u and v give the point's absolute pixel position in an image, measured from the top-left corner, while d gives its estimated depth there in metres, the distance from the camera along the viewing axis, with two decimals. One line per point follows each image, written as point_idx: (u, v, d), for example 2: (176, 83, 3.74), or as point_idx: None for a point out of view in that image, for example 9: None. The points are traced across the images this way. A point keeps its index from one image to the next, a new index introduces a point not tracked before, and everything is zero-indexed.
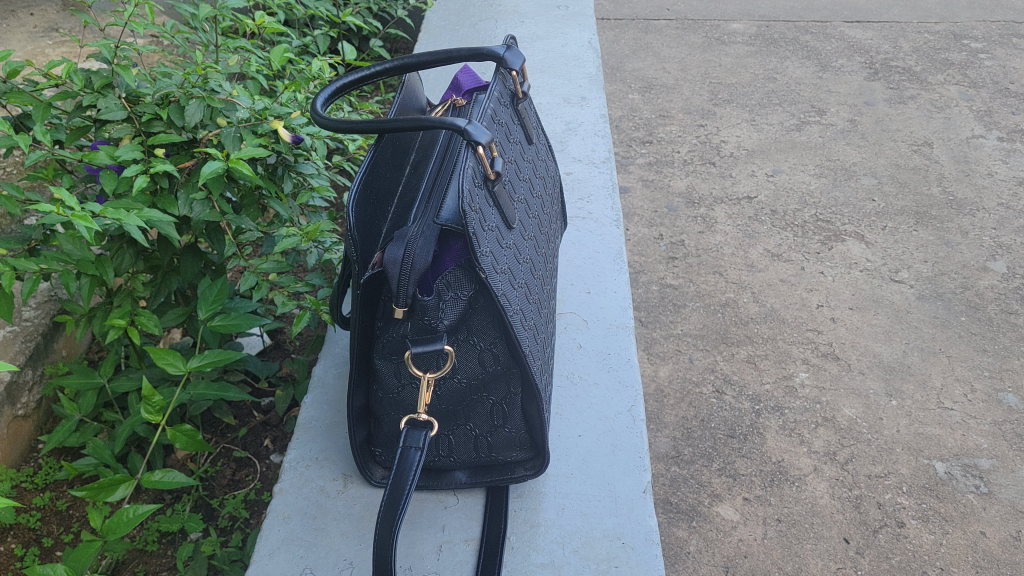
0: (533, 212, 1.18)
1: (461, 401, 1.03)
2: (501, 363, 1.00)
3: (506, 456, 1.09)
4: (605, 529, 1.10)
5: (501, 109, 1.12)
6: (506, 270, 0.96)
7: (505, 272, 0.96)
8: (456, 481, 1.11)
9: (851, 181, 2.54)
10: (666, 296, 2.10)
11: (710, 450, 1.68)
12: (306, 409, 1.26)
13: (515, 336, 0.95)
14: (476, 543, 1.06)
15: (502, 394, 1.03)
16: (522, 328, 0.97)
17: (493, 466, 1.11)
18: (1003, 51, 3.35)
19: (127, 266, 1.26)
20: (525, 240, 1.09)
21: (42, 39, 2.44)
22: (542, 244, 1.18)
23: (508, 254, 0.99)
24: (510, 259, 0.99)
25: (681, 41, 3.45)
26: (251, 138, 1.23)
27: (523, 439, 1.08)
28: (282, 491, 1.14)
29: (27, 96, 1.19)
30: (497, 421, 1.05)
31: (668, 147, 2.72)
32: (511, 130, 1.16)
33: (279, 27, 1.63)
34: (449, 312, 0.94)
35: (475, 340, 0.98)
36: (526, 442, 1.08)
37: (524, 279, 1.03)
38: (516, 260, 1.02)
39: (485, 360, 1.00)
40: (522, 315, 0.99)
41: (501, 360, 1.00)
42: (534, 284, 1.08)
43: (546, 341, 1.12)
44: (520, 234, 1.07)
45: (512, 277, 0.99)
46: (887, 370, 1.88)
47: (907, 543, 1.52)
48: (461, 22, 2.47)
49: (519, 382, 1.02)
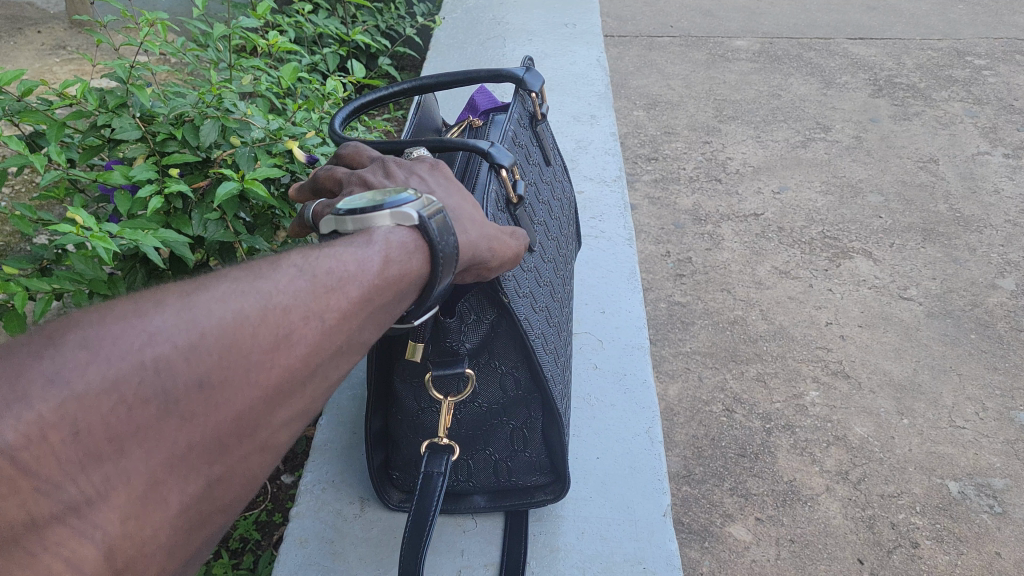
0: (552, 234, 1.17)
1: (481, 425, 1.03)
2: (523, 387, 0.99)
3: (526, 481, 1.08)
4: (626, 554, 1.08)
5: (519, 133, 1.12)
6: (526, 294, 0.96)
7: (525, 295, 0.95)
8: (474, 505, 1.10)
9: (858, 198, 2.54)
10: (674, 314, 2.10)
11: (721, 469, 1.67)
12: (321, 431, 1.26)
13: (536, 359, 0.95)
14: (496, 567, 1.05)
15: (523, 417, 1.02)
16: (543, 351, 0.96)
17: (512, 492, 1.10)
18: (1006, 68, 3.35)
19: (139, 285, 1.26)
20: (544, 263, 1.08)
21: (50, 57, 2.45)
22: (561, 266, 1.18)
23: (528, 276, 0.99)
24: (529, 282, 0.99)
25: (685, 58, 3.46)
26: (265, 157, 1.22)
27: (543, 463, 1.07)
28: (299, 514, 1.13)
29: (41, 114, 1.18)
30: (518, 445, 1.05)
31: (674, 164, 2.72)
32: (530, 151, 1.16)
33: (291, 45, 1.63)
34: (470, 335, 0.93)
35: (496, 360, 0.97)
36: (546, 466, 1.07)
37: (545, 301, 1.03)
38: (536, 283, 1.02)
39: (507, 384, 0.99)
40: (543, 337, 0.98)
41: (522, 384, 0.99)
42: (554, 306, 1.07)
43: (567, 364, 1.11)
44: (539, 256, 1.06)
45: (532, 300, 0.98)
46: (898, 389, 1.87)
47: (922, 563, 1.50)
48: (469, 40, 2.48)
49: (540, 406, 1.02)
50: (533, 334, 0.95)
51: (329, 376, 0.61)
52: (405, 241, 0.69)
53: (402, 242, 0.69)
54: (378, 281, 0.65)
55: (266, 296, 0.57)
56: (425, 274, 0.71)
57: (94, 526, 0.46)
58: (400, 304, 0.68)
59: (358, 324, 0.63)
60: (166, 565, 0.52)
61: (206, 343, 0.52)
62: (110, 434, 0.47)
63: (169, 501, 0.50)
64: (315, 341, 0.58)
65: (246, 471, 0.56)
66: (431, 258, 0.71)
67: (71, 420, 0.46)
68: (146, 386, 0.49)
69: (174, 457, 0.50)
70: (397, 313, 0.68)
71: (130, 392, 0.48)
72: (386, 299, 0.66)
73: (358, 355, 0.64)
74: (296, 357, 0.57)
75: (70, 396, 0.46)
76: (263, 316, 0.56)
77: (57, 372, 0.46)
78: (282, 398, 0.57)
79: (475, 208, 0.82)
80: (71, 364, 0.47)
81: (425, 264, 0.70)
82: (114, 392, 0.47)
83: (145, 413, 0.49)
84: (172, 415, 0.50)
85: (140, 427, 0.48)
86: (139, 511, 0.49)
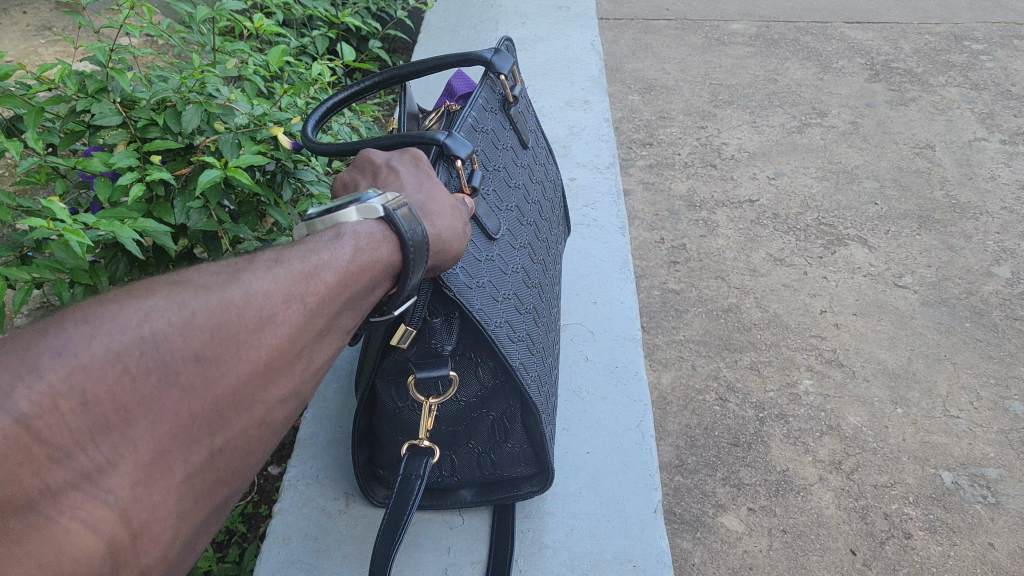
0: (527, 220, 1.14)
1: (462, 420, 1.00)
2: (497, 379, 0.96)
3: (510, 473, 1.06)
4: (615, 551, 1.07)
5: (483, 119, 1.08)
6: (487, 285, 0.93)
7: (485, 288, 0.92)
8: (460, 502, 1.08)
9: (854, 184, 2.52)
10: (668, 302, 2.08)
11: (714, 459, 1.66)
12: (306, 425, 1.24)
13: (503, 351, 0.91)
14: (482, 565, 1.04)
15: (502, 409, 1.00)
16: (511, 341, 0.93)
17: (499, 486, 1.08)
18: (1004, 53, 3.32)
19: (121, 275, 1.23)
20: (515, 249, 1.05)
21: (34, 38, 2.40)
22: (540, 251, 1.15)
23: (492, 267, 0.96)
24: (494, 273, 0.96)
25: (681, 41, 3.43)
26: (250, 144, 1.20)
27: (527, 455, 1.04)
28: (282, 510, 1.12)
29: (18, 99, 1.15)
30: (498, 437, 1.02)
31: (668, 149, 2.69)
32: (499, 138, 1.13)
33: (277, 28, 1.59)
34: (449, 336, 0.91)
35: (466, 350, 0.94)
36: (530, 457, 1.04)
37: (515, 289, 1.00)
38: (504, 272, 0.99)
39: (481, 378, 0.96)
40: (511, 328, 0.94)
41: (497, 376, 0.96)
42: (528, 293, 1.03)
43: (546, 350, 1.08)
44: (508, 244, 1.03)
45: (497, 290, 0.95)
46: (892, 377, 1.86)
47: (915, 554, 1.49)
48: (461, 23, 2.44)
49: (517, 397, 0.99)
50: (498, 324, 0.92)
51: (307, 359, 0.65)
52: (374, 232, 0.72)
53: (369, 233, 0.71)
54: (351, 269, 0.68)
55: (252, 286, 0.61)
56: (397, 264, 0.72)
57: (106, 489, 0.49)
58: (375, 289, 0.72)
59: (333, 311, 0.66)
60: (180, 528, 0.55)
61: (196, 322, 0.56)
62: (116, 403, 0.51)
63: (174, 470, 0.54)
64: (295, 329, 0.63)
65: (246, 441, 0.60)
66: (401, 248, 0.72)
67: (81, 391, 0.49)
68: (145, 360, 0.53)
69: (176, 427, 0.54)
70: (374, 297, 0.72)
71: (132, 365, 0.52)
72: (359, 287, 0.69)
73: (335, 339, 0.68)
74: (281, 336, 0.61)
75: (76, 369, 0.49)
76: (247, 302, 0.60)
77: (63, 347, 0.49)
78: (270, 375, 0.61)
79: (441, 197, 0.83)
80: (77, 339, 0.50)
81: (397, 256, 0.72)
82: (117, 364, 0.51)
83: (147, 385, 0.52)
84: (173, 388, 0.54)
85: (144, 398, 0.52)
86: (146, 476, 0.52)
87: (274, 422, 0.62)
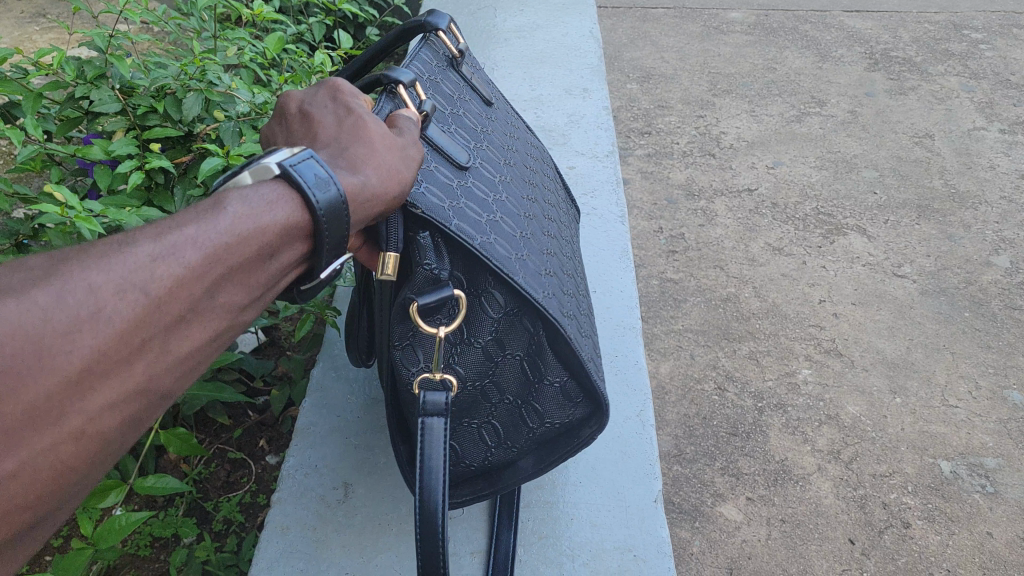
0: (510, 160, 1.00)
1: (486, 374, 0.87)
2: (509, 307, 0.83)
3: (560, 417, 0.91)
4: (616, 541, 1.06)
5: (428, 71, 0.96)
6: (467, 204, 0.79)
7: (466, 206, 0.79)
8: (525, 473, 0.94)
9: (853, 173, 2.52)
10: (666, 291, 2.07)
11: (712, 448, 1.66)
12: (305, 414, 1.24)
13: (503, 266, 0.76)
14: (482, 555, 1.04)
15: (526, 343, 0.86)
16: (511, 257, 0.79)
17: (557, 440, 0.94)
18: (1003, 42, 3.31)
19: None
20: (499, 180, 0.91)
21: (29, 25, 2.38)
22: (534, 192, 1.02)
23: (470, 192, 0.82)
24: (474, 197, 0.82)
25: (679, 29, 3.41)
26: (251, 133, 1.19)
27: (572, 389, 0.90)
28: (280, 500, 1.11)
29: (15, 85, 1.14)
30: (533, 377, 0.88)
31: (667, 138, 2.68)
32: (458, 95, 1.01)
33: (275, 14, 1.58)
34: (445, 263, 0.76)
35: (461, 286, 0.81)
36: (576, 391, 0.90)
37: (507, 214, 0.86)
38: (489, 199, 0.85)
39: (491, 311, 0.83)
40: (507, 243, 0.80)
41: (507, 303, 0.82)
42: (524, 220, 0.90)
43: (565, 280, 0.94)
44: (488, 173, 0.90)
45: (479, 209, 0.81)
46: (891, 367, 1.85)
47: (913, 544, 1.49)
48: (459, 11, 2.43)
49: (539, 321, 0.85)
50: (484, 236, 0.77)
51: (165, 348, 0.49)
52: (265, 193, 0.56)
53: (260, 193, 0.56)
54: (225, 241, 0.52)
55: (95, 260, 0.47)
56: (305, 223, 0.57)
57: None
58: (273, 261, 0.56)
59: (204, 291, 0.51)
60: None
61: None
62: None
63: None
64: (140, 319, 0.47)
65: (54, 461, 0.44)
66: (307, 207, 0.57)
67: None
68: None
69: None
70: (270, 273, 0.56)
71: None
72: (244, 259, 0.53)
73: (214, 321, 0.52)
74: (112, 329, 0.46)
75: None
76: (60, 296, 0.44)
77: None
78: (95, 376, 0.45)
79: (376, 143, 0.68)
80: None
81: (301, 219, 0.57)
82: None
83: None
84: None
85: None
86: None
87: (104, 439, 0.47)
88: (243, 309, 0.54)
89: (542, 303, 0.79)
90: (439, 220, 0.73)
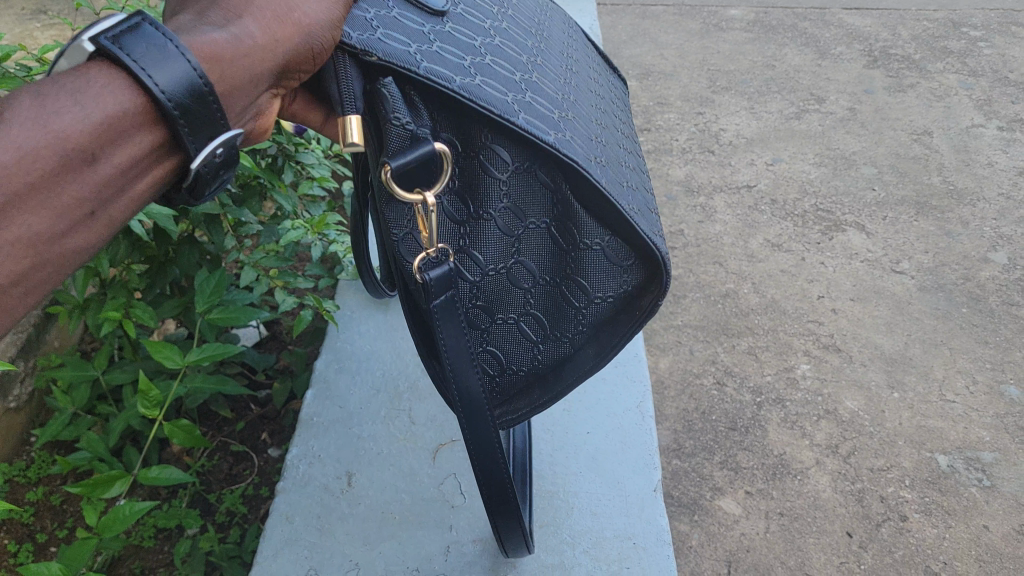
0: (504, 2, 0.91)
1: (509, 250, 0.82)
2: (519, 162, 0.77)
3: (607, 286, 0.85)
4: (616, 529, 1.14)
5: None
6: (438, 44, 0.71)
7: (440, 47, 0.71)
8: (585, 365, 0.91)
9: (852, 170, 2.53)
10: (666, 287, 2.08)
11: (711, 443, 1.67)
12: (307, 406, 1.33)
13: (486, 101, 0.67)
14: (484, 543, 1.12)
15: (548, 201, 0.80)
16: (502, 94, 0.70)
17: (616, 322, 0.89)
18: (1002, 39, 3.32)
19: (122, 256, 1.24)
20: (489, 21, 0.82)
21: (30, 22, 2.39)
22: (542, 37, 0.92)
23: (446, 34, 0.74)
24: (449, 37, 0.73)
25: (678, 27, 3.42)
26: None
27: (618, 250, 0.83)
28: (285, 489, 1.21)
29: (20, 80, 1.15)
30: (568, 244, 0.83)
31: (666, 135, 2.69)
32: None
33: None
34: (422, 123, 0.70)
35: (456, 148, 0.76)
36: (622, 251, 0.83)
37: (498, 55, 0.77)
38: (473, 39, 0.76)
39: (498, 172, 0.77)
40: (496, 80, 0.71)
41: (514, 159, 0.76)
42: (524, 61, 0.80)
43: (595, 121, 0.84)
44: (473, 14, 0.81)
45: (455, 48, 0.72)
46: (889, 362, 1.87)
47: (910, 537, 1.50)
48: None
49: (558, 175, 0.78)
50: (467, 77, 0.69)
51: None
52: (81, 90, 0.54)
53: (71, 87, 0.54)
54: (17, 165, 0.51)
55: None
56: (131, 115, 0.56)
57: None
58: (92, 162, 0.55)
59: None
60: None
61: None
62: None
63: None
64: None
65: None
66: (135, 95, 0.55)
67: None
68: None
69: None
70: (86, 181, 0.55)
71: None
72: (41, 178, 0.52)
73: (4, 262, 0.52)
74: None
75: None
76: None
77: None
78: None
79: None
80: None
81: (140, 101, 0.56)
82: None
83: None
84: None
85: None
86: None
87: None
88: (58, 232, 0.55)
89: (560, 147, 0.69)
90: (400, 63, 0.65)
